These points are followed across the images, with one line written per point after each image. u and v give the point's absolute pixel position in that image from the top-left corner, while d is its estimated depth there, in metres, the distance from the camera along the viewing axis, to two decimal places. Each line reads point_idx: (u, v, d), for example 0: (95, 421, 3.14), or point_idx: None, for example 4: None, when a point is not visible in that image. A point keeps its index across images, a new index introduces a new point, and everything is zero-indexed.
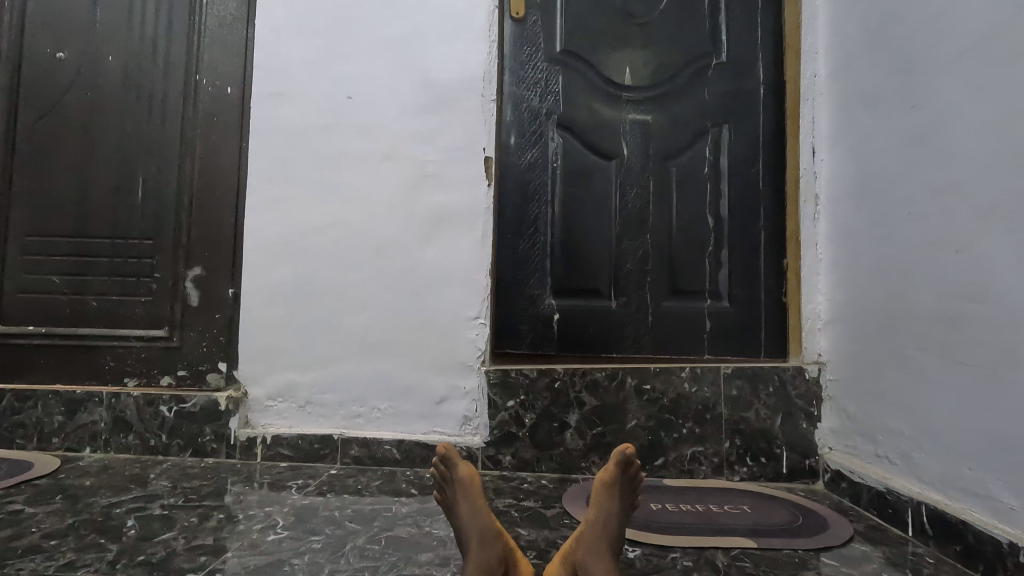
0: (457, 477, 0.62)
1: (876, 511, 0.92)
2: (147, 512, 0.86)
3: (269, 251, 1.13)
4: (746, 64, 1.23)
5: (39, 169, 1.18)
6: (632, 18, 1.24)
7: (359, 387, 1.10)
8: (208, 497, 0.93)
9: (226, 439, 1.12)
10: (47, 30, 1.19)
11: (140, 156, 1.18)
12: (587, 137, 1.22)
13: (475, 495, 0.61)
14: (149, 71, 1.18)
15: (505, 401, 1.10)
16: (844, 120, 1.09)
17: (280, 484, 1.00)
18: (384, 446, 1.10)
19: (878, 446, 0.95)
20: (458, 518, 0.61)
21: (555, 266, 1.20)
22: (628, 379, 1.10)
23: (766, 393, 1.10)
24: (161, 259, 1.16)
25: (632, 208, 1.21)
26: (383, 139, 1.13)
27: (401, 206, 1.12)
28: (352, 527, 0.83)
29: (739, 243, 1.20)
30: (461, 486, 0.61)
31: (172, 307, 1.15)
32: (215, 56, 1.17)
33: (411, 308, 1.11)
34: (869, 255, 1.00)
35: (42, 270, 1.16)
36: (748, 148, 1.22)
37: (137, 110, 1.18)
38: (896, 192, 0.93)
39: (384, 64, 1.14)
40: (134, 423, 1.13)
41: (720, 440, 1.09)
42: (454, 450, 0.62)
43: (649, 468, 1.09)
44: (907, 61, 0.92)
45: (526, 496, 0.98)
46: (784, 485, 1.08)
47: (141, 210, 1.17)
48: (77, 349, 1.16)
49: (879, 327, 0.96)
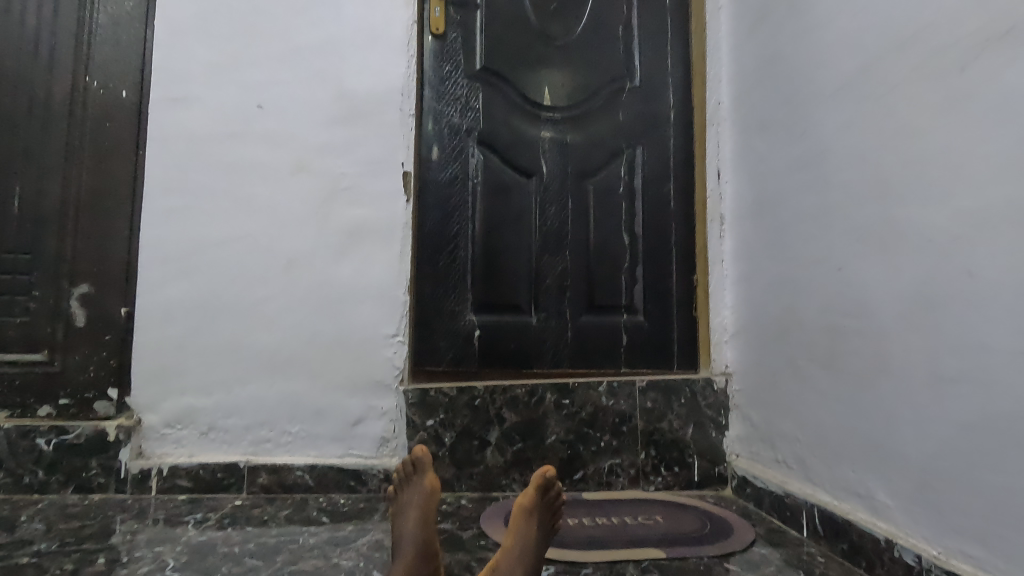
0: (419, 482, 0.70)
1: (776, 514, 0.98)
2: (12, 561, 0.77)
3: (167, 266, 1.05)
4: (657, 89, 1.29)
5: None
6: (550, 40, 1.27)
7: (268, 410, 1.05)
8: (89, 539, 0.84)
9: (115, 472, 1.02)
10: None
11: (17, 162, 1.07)
12: (507, 154, 1.23)
13: (427, 503, 0.68)
14: (27, 68, 1.07)
15: (424, 420, 1.08)
16: (744, 145, 1.17)
17: (175, 519, 0.93)
18: (295, 472, 1.05)
19: (776, 451, 1.01)
20: (402, 524, 0.66)
21: (476, 282, 1.19)
22: (547, 395, 1.11)
23: (678, 404, 1.14)
24: (40, 274, 1.05)
25: (551, 225, 1.23)
26: (295, 151, 1.09)
27: (315, 220, 1.08)
28: (253, 563, 0.78)
29: (653, 259, 1.25)
30: (418, 492, 0.69)
31: (52, 328, 1.04)
32: (108, 57, 1.09)
33: (324, 326, 1.06)
34: (766, 271, 1.07)
35: None
36: (660, 169, 1.27)
37: (14, 111, 1.07)
38: (788, 213, 1.00)
39: (297, 74, 1.10)
40: (5, 460, 1.01)
41: (636, 452, 1.12)
42: (428, 458, 0.72)
43: (568, 482, 1.10)
44: (795, 94, 1.00)
45: (444, 518, 0.96)
46: (695, 493, 1.12)
47: (17, 220, 1.06)
48: None
49: (775, 339, 1.03)
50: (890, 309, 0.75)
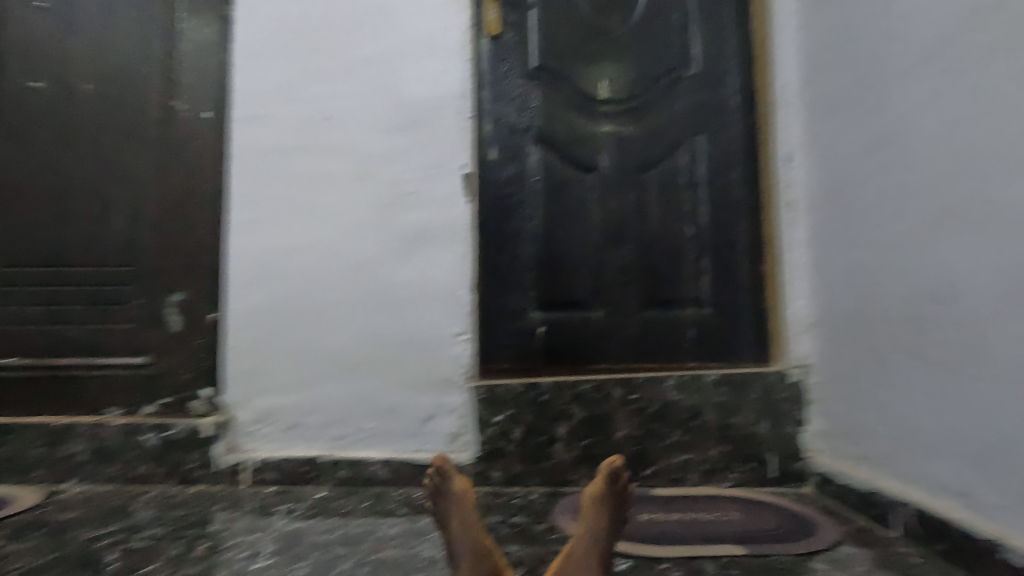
0: (449, 491, 0.63)
1: (863, 512, 0.93)
2: (130, 545, 0.85)
3: (249, 274, 1.12)
4: (718, 75, 1.25)
5: (16, 200, 1.18)
6: (604, 33, 1.26)
7: (345, 407, 1.10)
8: (193, 526, 0.92)
9: (211, 466, 1.11)
10: (20, 59, 1.19)
11: (118, 183, 1.17)
12: (565, 151, 1.23)
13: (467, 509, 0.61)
14: (124, 98, 1.18)
15: (493, 416, 1.10)
16: (814, 127, 1.12)
17: (267, 509, 0.99)
18: (373, 467, 1.09)
19: (861, 446, 0.96)
20: (450, 533, 0.61)
21: (538, 280, 1.20)
22: (614, 390, 1.10)
23: (751, 398, 1.10)
24: (140, 286, 1.15)
25: (612, 220, 1.22)
26: (361, 159, 1.14)
27: (382, 224, 1.12)
28: (340, 551, 0.83)
29: (719, 250, 1.21)
30: (453, 500, 0.62)
31: (153, 334, 1.14)
32: (192, 82, 1.18)
33: (394, 327, 1.11)
34: (843, 258, 1.02)
35: (20, 302, 1.15)
36: (724, 157, 1.23)
37: (114, 137, 1.18)
38: (866, 196, 0.95)
39: (361, 85, 1.15)
40: (117, 454, 1.11)
41: (708, 447, 1.09)
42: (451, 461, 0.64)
43: (638, 478, 1.09)
44: (870, 69, 0.94)
45: (516, 512, 0.98)
46: (773, 490, 1.08)
47: (120, 236, 1.16)
48: (57, 380, 1.14)
49: (856, 329, 0.98)
50: (985, 294, 0.70)
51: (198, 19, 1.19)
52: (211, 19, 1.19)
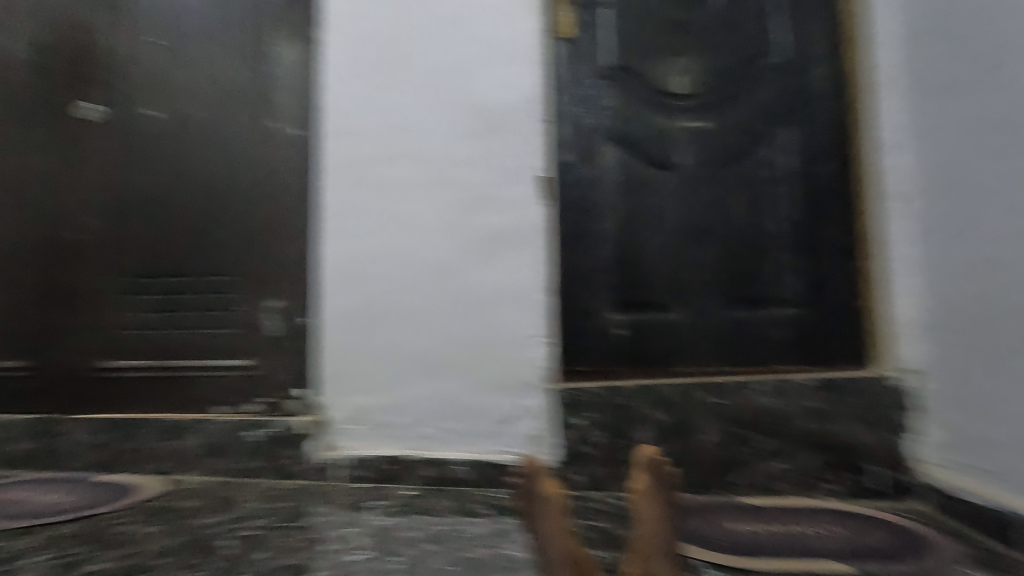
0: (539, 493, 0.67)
1: (986, 532, 0.84)
2: (239, 533, 0.92)
3: (337, 280, 1.18)
4: (805, 61, 1.18)
5: (136, 217, 1.31)
6: (679, 27, 1.23)
7: (429, 409, 1.13)
8: (293, 518, 0.98)
9: (306, 461, 1.17)
10: (139, 91, 1.33)
11: (222, 199, 1.28)
12: (640, 150, 1.22)
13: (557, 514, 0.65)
14: (226, 121, 1.29)
15: (572, 419, 1.09)
16: (909, 110, 1.02)
17: (358, 505, 1.04)
18: (455, 467, 1.12)
19: (984, 462, 0.86)
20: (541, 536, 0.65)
21: (616, 281, 1.19)
22: (698, 394, 1.07)
23: (849, 405, 1.02)
24: (242, 292, 1.25)
25: (691, 220, 1.20)
26: (440, 167, 1.17)
27: (461, 230, 1.15)
28: (429, 548, 0.85)
29: (806, 245, 1.16)
30: (542, 502, 0.66)
31: (254, 337, 1.23)
32: (284, 101, 1.26)
33: (473, 329, 1.13)
34: (954, 253, 0.92)
35: (142, 309, 1.28)
36: (812, 149, 1.17)
37: (218, 158, 1.29)
38: (980, 184, 0.85)
39: (439, 95, 1.18)
40: (223, 448, 1.20)
41: (802, 455, 1.04)
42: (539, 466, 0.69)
43: (724, 486, 1.05)
44: (979, 44, 0.84)
45: (599, 516, 0.97)
46: (877, 503, 1.00)
47: (225, 247, 1.27)
48: (172, 380, 1.25)
49: (972, 332, 0.88)
50: None
51: (289, 42, 1.27)
52: (300, 41, 1.26)
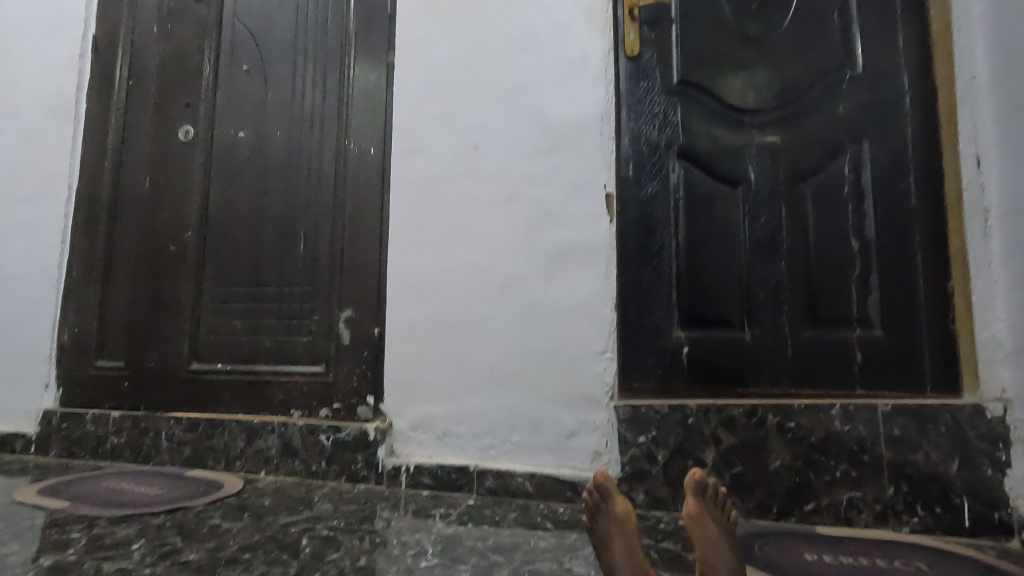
0: (609, 508, 0.69)
1: None
2: (316, 532, 0.96)
3: (409, 293, 1.23)
4: (887, 73, 1.14)
5: (225, 230, 1.42)
6: (751, 41, 1.21)
7: (493, 420, 1.15)
8: (364, 521, 1.02)
9: (374, 466, 1.22)
10: (232, 114, 1.44)
11: (302, 214, 1.36)
12: (710, 165, 1.20)
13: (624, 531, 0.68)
14: (308, 140, 1.37)
15: (637, 436, 1.09)
16: (1022, 126, 0.98)
17: (424, 511, 1.07)
18: (517, 479, 1.13)
19: None
20: (607, 550, 0.67)
21: (682, 298, 1.18)
22: (769, 416, 1.03)
23: (936, 433, 0.97)
24: (319, 303, 1.32)
25: (762, 236, 1.16)
26: (508, 184, 1.20)
27: (527, 245, 1.17)
28: (495, 558, 0.87)
29: (891, 264, 1.09)
30: (613, 518, 0.68)
31: (328, 345, 1.30)
32: (361, 122, 1.33)
33: (538, 343, 1.14)
34: None
35: (228, 316, 1.38)
36: (895, 164, 1.11)
37: (300, 175, 1.37)
38: None
39: (508, 113, 1.22)
40: (298, 450, 1.27)
41: (883, 485, 0.98)
42: (609, 481, 0.71)
43: (798, 513, 1.01)
44: None
45: (664, 537, 0.96)
46: (968, 541, 0.94)
47: (303, 259, 1.35)
48: (254, 383, 1.34)
49: None
50: None
51: (367, 66, 1.34)
52: (376, 65, 1.33)
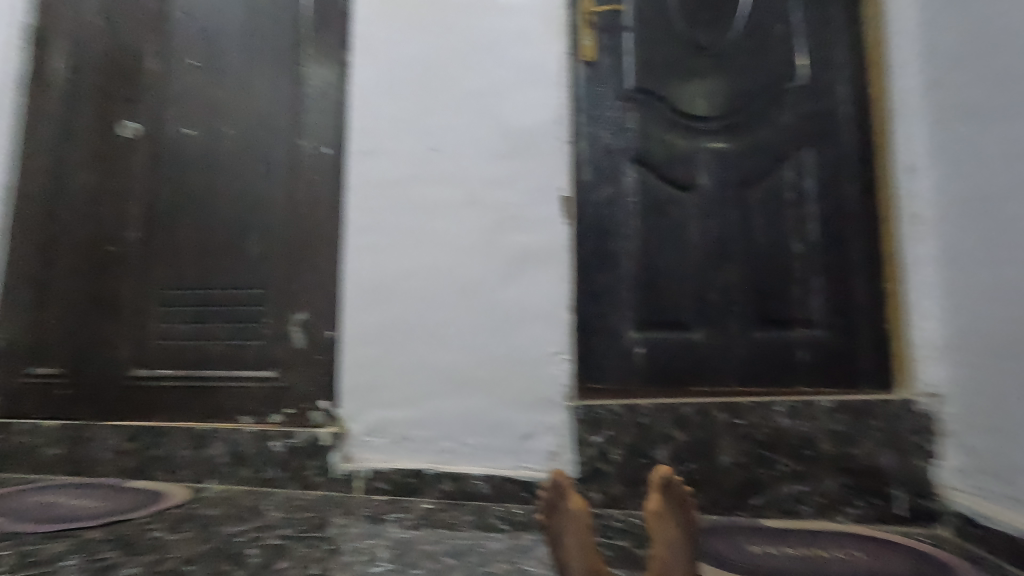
0: (565, 507, 0.68)
1: (1014, 562, 0.83)
2: (264, 542, 0.94)
3: (365, 296, 1.21)
4: (827, 86, 1.20)
5: (172, 230, 1.36)
6: (702, 51, 1.25)
7: (450, 423, 1.15)
8: (316, 529, 1.00)
9: (328, 473, 1.19)
10: (180, 110, 1.39)
11: (254, 215, 1.33)
12: (664, 170, 1.23)
13: (578, 528, 0.67)
14: (261, 139, 1.34)
15: (592, 436, 1.10)
16: (941, 133, 1.02)
17: (379, 517, 1.06)
18: (474, 481, 1.13)
19: (1011, 488, 0.85)
20: (562, 549, 0.68)
21: (637, 300, 1.20)
22: (718, 414, 1.06)
23: (872, 428, 1.02)
24: (271, 306, 1.28)
25: (713, 240, 1.20)
26: (466, 186, 1.20)
27: (486, 247, 1.17)
28: (449, 562, 0.86)
29: (831, 267, 1.16)
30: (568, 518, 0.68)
31: (281, 349, 1.26)
32: (316, 121, 1.31)
33: (496, 345, 1.14)
34: (984, 275, 0.92)
35: (174, 319, 1.32)
36: (835, 172, 1.17)
37: (252, 175, 1.34)
38: (1011, 208, 0.85)
39: (466, 116, 1.22)
40: (249, 458, 1.23)
41: (824, 479, 1.02)
42: (567, 480, 0.69)
43: (747, 507, 1.04)
44: (1009, 70, 0.85)
45: (618, 535, 0.97)
46: (901, 530, 0.99)
47: (255, 261, 1.31)
48: (201, 389, 1.29)
49: (1003, 355, 0.87)
50: None
51: (322, 65, 1.32)
52: (332, 64, 1.31)
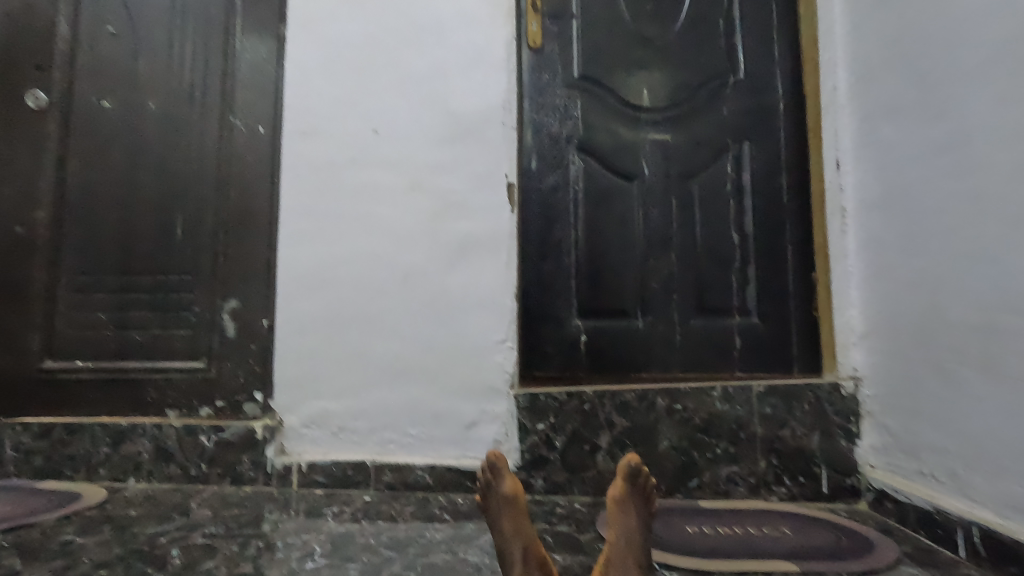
0: (500, 490, 0.67)
1: (924, 532, 0.89)
2: (190, 541, 0.88)
3: (302, 283, 1.16)
4: (764, 81, 1.23)
5: (87, 211, 1.26)
6: (646, 41, 1.27)
7: (392, 414, 1.12)
8: (248, 525, 0.95)
9: (262, 467, 1.14)
10: (94, 80, 1.28)
11: (180, 196, 1.24)
12: (608, 160, 1.24)
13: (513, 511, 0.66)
14: (187, 115, 1.25)
15: (535, 424, 1.10)
16: (865, 131, 1.08)
17: (316, 511, 1.02)
18: (416, 472, 1.11)
19: (922, 463, 0.92)
20: (500, 535, 0.65)
21: (581, 288, 1.21)
22: (658, 400, 1.09)
23: (800, 411, 1.07)
24: (199, 293, 1.21)
25: (655, 229, 1.22)
26: (409, 171, 1.16)
27: (429, 233, 1.15)
28: (389, 554, 0.84)
29: (766, 256, 1.19)
30: (503, 501, 0.67)
31: (211, 339, 1.19)
32: (248, 98, 1.23)
33: (440, 334, 1.12)
34: (902, 266, 0.98)
35: (90, 307, 1.23)
36: (770, 165, 1.21)
37: (178, 153, 1.25)
38: (928, 202, 0.91)
39: (409, 98, 1.18)
40: (175, 453, 1.16)
41: (756, 460, 1.07)
42: (503, 461, 0.69)
43: (684, 489, 1.08)
44: (929, 72, 0.91)
45: (560, 521, 0.98)
46: (825, 506, 1.04)
47: (181, 245, 1.23)
48: (122, 382, 1.20)
49: (917, 340, 0.93)
50: None
51: (254, 39, 1.24)
52: (266, 38, 1.24)
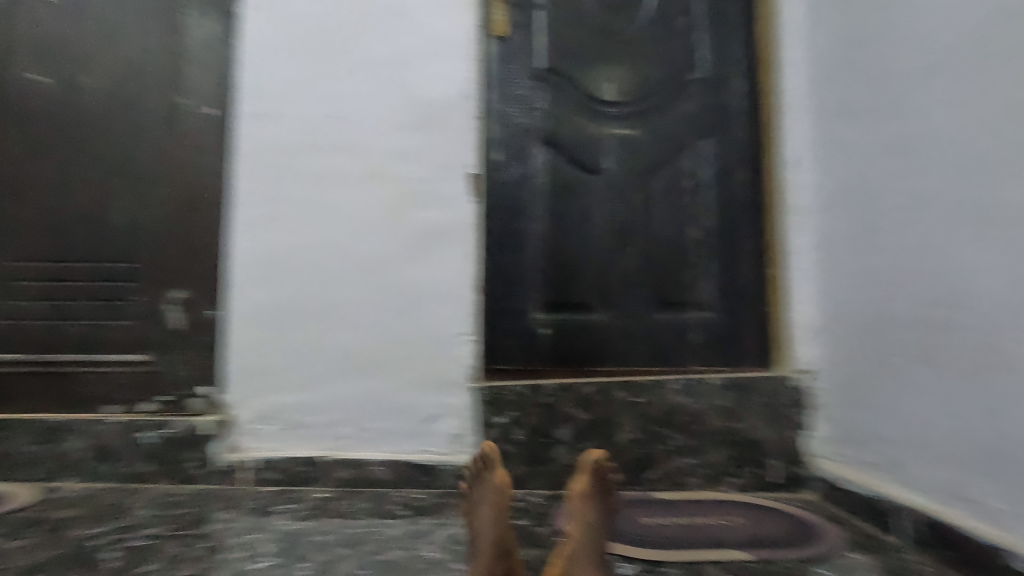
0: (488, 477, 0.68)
1: (868, 519, 0.93)
2: (129, 543, 0.84)
3: (256, 273, 1.11)
4: (724, 79, 1.25)
5: (19, 193, 1.18)
6: (611, 35, 1.26)
7: (348, 408, 1.09)
8: (193, 525, 0.91)
9: (210, 464, 1.10)
10: (28, 52, 1.19)
11: (124, 179, 1.18)
12: (572, 152, 1.23)
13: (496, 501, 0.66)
14: (132, 94, 1.18)
15: (495, 418, 1.09)
16: (820, 132, 1.11)
17: (268, 509, 0.99)
18: (372, 467, 1.09)
19: (867, 453, 0.96)
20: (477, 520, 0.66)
21: (543, 282, 1.20)
22: (618, 393, 1.09)
23: (755, 403, 1.09)
24: (144, 282, 1.15)
25: (617, 224, 1.23)
26: (368, 158, 1.13)
27: (388, 224, 1.12)
28: (341, 552, 0.82)
29: (723, 254, 1.22)
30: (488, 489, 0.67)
31: (156, 331, 1.14)
32: (198, 79, 1.17)
33: (398, 326, 1.10)
34: (851, 263, 1.01)
35: (21, 296, 1.14)
36: (728, 162, 1.23)
37: (122, 134, 1.18)
38: (876, 201, 0.95)
39: (369, 84, 1.15)
40: (117, 451, 1.11)
41: (712, 452, 1.09)
42: (495, 452, 0.69)
43: (642, 481, 1.09)
44: (879, 76, 0.95)
45: (518, 514, 0.98)
46: (776, 496, 1.07)
47: (124, 232, 1.16)
48: (58, 376, 1.13)
49: (863, 334, 0.98)
50: (997, 299, 0.71)
51: (205, 16, 1.18)
52: (218, 15, 1.18)
